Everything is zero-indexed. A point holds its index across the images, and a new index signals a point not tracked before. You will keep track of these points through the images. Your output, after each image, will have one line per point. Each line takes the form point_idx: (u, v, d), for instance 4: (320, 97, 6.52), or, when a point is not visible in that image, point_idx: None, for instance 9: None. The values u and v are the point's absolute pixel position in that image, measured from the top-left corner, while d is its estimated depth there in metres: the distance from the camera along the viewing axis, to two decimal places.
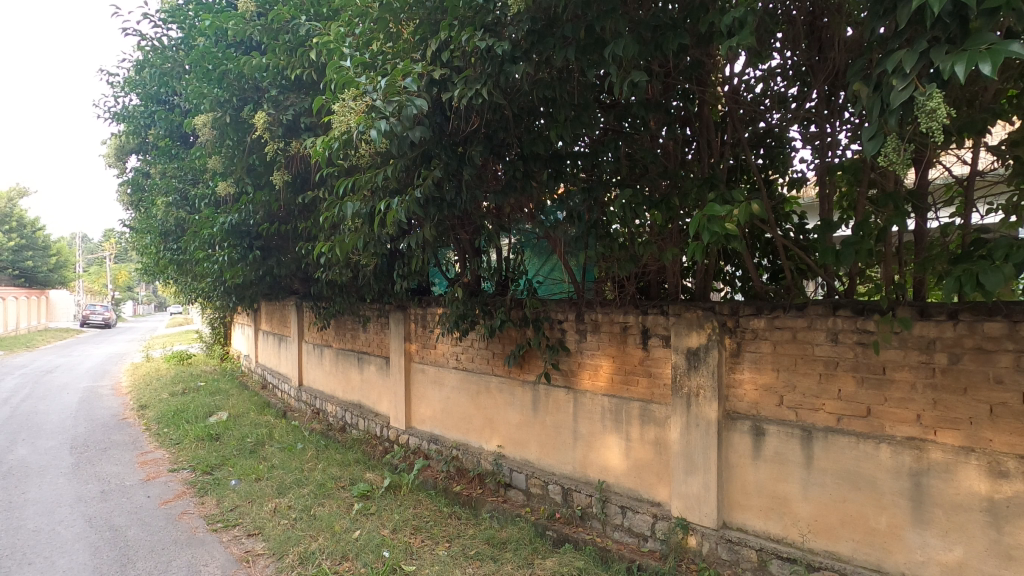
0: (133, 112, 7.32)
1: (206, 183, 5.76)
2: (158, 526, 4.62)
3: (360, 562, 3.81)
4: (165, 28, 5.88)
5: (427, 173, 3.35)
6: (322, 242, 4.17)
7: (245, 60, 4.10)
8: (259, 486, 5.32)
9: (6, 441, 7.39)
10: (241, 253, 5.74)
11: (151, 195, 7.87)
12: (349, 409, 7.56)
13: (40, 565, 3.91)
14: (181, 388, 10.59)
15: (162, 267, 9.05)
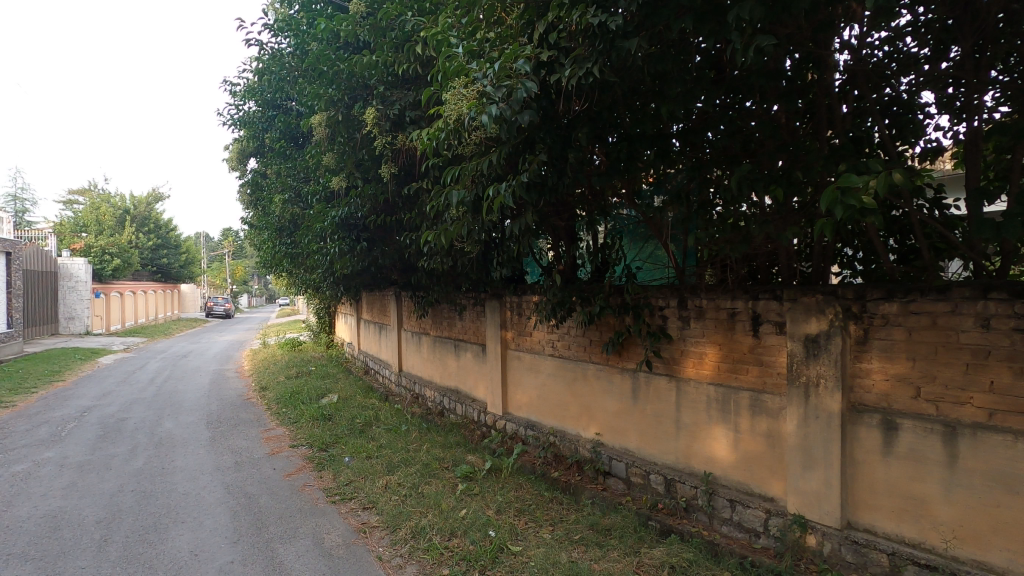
0: (252, 118, 7.98)
1: (319, 181, 6.16)
2: (284, 495, 5.06)
3: (468, 539, 3.94)
4: (281, 37, 6.33)
5: (530, 159, 3.37)
6: (429, 232, 4.33)
7: (356, 60, 4.33)
8: (371, 463, 5.67)
9: (156, 416, 8.40)
10: (350, 244, 6.14)
11: (268, 194, 8.55)
12: (447, 394, 7.84)
13: (191, 524, 4.41)
14: (295, 371, 11.49)
15: (278, 261, 9.83)
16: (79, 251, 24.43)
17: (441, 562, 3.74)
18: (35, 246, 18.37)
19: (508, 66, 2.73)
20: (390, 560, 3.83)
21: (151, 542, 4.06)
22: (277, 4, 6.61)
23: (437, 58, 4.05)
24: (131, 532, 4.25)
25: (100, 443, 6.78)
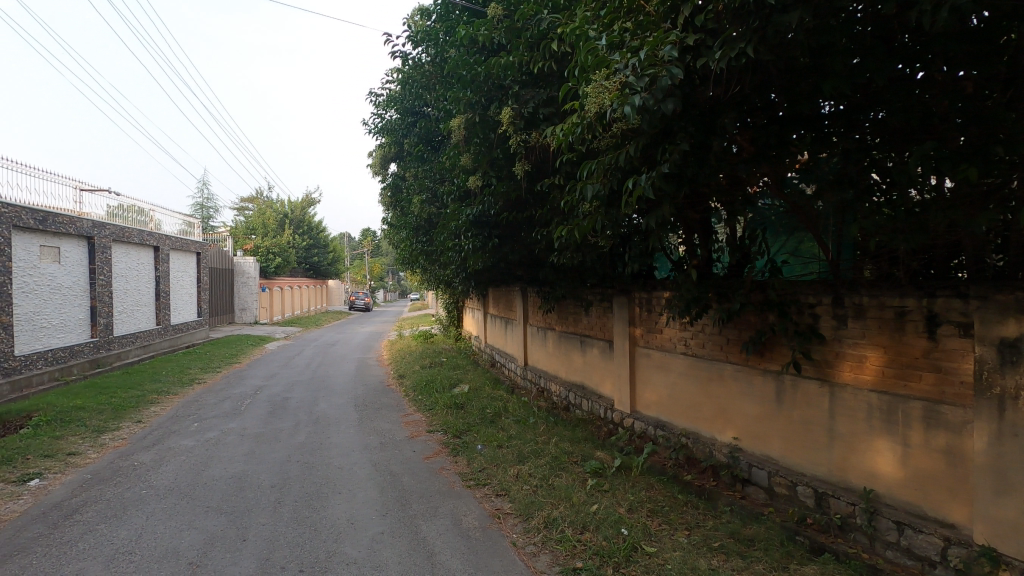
0: (393, 126, 8.61)
1: (454, 181, 6.48)
2: (424, 476, 5.42)
3: (601, 535, 3.93)
4: (421, 47, 6.76)
5: (668, 149, 3.27)
6: (561, 227, 4.37)
7: (493, 62, 4.49)
8: (502, 452, 5.88)
9: (313, 397, 9.43)
10: (482, 241, 6.40)
11: (406, 196, 9.18)
12: (572, 389, 7.86)
13: (347, 495, 4.89)
14: (428, 362, 12.22)
15: (413, 258, 10.52)
16: (249, 251, 28.13)
17: (575, 554, 3.77)
18: (217, 246, 21.46)
19: (654, 54, 2.68)
20: (524, 547, 3.94)
21: (315, 508, 4.57)
22: (418, 17, 7.07)
23: (572, 53, 4.08)
24: (299, 497, 4.82)
25: (270, 418, 7.77)
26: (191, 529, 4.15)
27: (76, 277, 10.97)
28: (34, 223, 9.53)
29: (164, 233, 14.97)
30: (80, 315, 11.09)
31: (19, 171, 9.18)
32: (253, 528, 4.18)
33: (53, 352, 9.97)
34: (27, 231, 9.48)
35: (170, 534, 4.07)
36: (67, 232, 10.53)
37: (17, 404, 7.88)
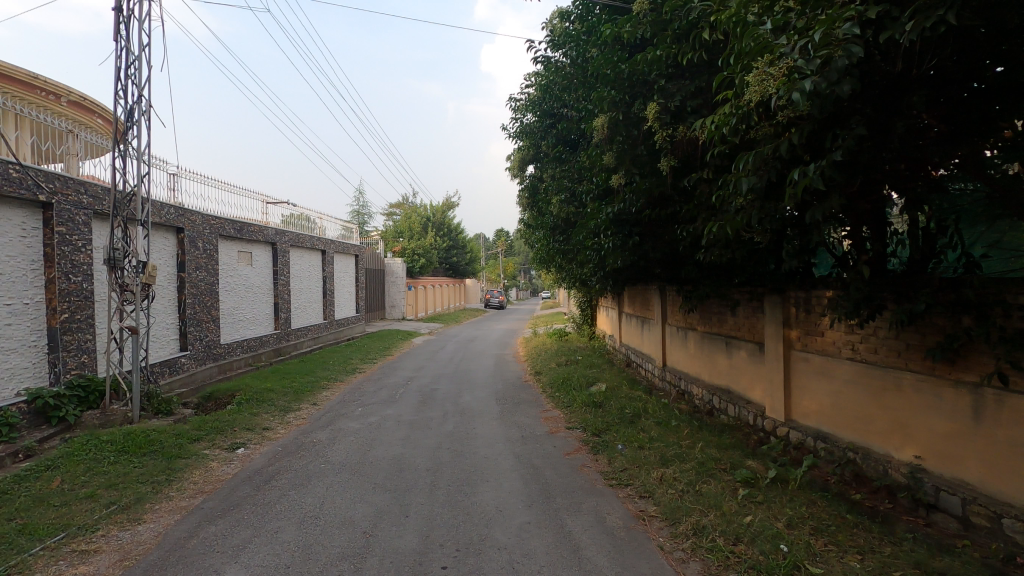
0: (532, 129, 8.87)
1: (594, 179, 6.50)
2: (566, 472, 5.52)
3: (757, 549, 3.71)
4: (561, 50, 6.89)
5: (839, 135, 3.01)
6: (711, 223, 4.20)
7: (639, 58, 4.45)
8: (644, 453, 5.78)
9: (457, 389, 10.03)
10: (622, 239, 6.36)
11: (543, 196, 9.40)
12: (717, 393, 7.47)
13: (494, 483, 5.15)
14: (563, 359, 12.37)
15: (550, 257, 10.73)
16: (398, 252, 30.60)
17: (728, 566, 3.61)
18: (372, 249, 23.63)
19: (829, 33, 2.51)
20: (672, 552, 3.85)
21: (466, 493, 4.88)
22: (557, 21, 7.22)
23: (724, 40, 3.92)
24: (451, 482, 5.18)
25: (421, 407, 8.41)
26: (363, 502, 4.66)
27: (264, 277, 12.80)
28: (234, 232, 11.30)
29: (330, 238, 16.88)
30: (267, 311, 12.92)
31: (223, 189, 10.95)
32: (414, 506, 4.58)
33: (248, 342, 11.75)
34: (229, 239, 11.27)
35: (346, 505, 4.60)
36: (258, 239, 12.33)
37: (224, 384, 9.43)
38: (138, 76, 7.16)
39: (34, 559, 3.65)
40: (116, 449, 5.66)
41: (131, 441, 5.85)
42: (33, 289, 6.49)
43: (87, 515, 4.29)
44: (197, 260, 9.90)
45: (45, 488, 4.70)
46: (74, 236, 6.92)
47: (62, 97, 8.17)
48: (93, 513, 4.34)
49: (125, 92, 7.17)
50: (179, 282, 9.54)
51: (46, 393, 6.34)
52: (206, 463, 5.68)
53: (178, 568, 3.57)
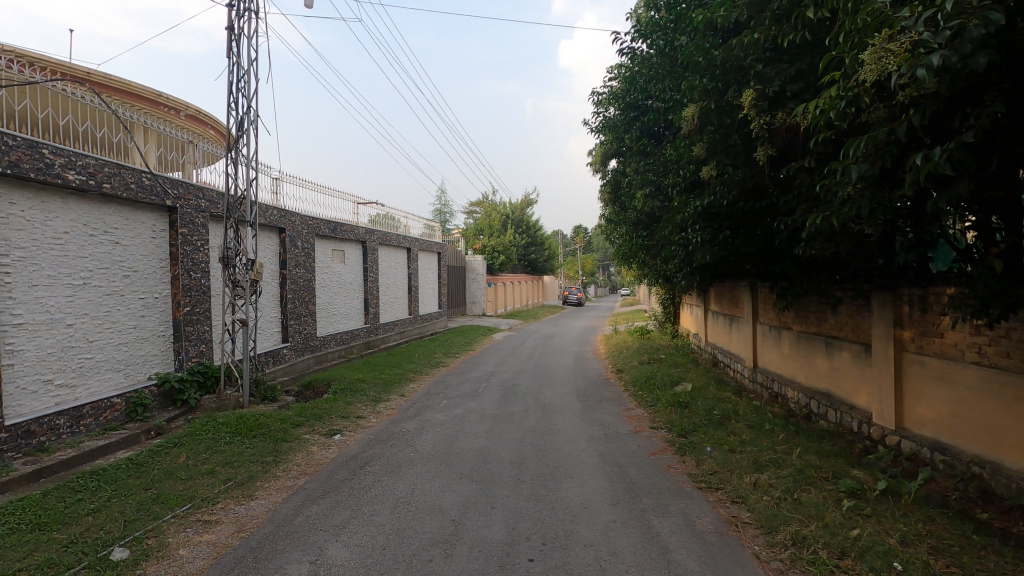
0: (615, 122, 8.71)
1: (681, 172, 6.28)
2: (652, 472, 5.40)
3: (865, 565, 3.44)
4: (648, 39, 6.71)
5: (970, 113, 2.72)
6: (813, 214, 3.93)
7: (735, 43, 4.26)
8: (735, 457, 5.53)
9: (538, 385, 10.09)
10: (712, 233, 6.12)
11: (625, 191, 9.22)
12: (815, 396, 7.00)
13: (578, 480, 5.13)
14: (646, 358, 12.08)
15: (632, 253, 10.51)
16: (478, 250, 31.19)
17: None
18: (453, 246, 24.20)
19: (963, 1, 2.28)
20: (769, 562, 3.66)
21: (551, 488, 4.89)
22: (644, 10, 7.05)
23: (831, 17, 3.66)
24: (535, 476, 5.22)
25: (503, 402, 8.54)
26: (451, 491, 4.81)
27: (355, 274, 13.50)
28: (329, 231, 12.00)
29: (414, 236, 17.49)
30: (358, 306, 13.63)
31: (319, 191, 11.65)
32: (499, 498, 4.66)
33: (341, 335, 12.45)
34: (324, 238, 11.98)
35: (435, 493, 4.77)
36: (349, 237, 13.02)
37: (321, 374, 10.06)
38: (248, 88, 7.78)
39: (167, 525, 4.09)
40: (231, 430, 6.21)
41: (243, 424, 6.39)
42: (161, 285, 7.24)
43: (208, 489, 4.74)
44: (296, 258, 10.62)
45: (174, 462, 5.25)
46: (195, 236, 7.64)
47: (182, 111, 9.02)
48: (213, 488, 4.79)
49: (237, 104, 7.81)
50: (281, 278, 10.28)
51: (172, 377, 7.07)
52: (308, 447, 6.10)
53: (287, 542, 3.87)
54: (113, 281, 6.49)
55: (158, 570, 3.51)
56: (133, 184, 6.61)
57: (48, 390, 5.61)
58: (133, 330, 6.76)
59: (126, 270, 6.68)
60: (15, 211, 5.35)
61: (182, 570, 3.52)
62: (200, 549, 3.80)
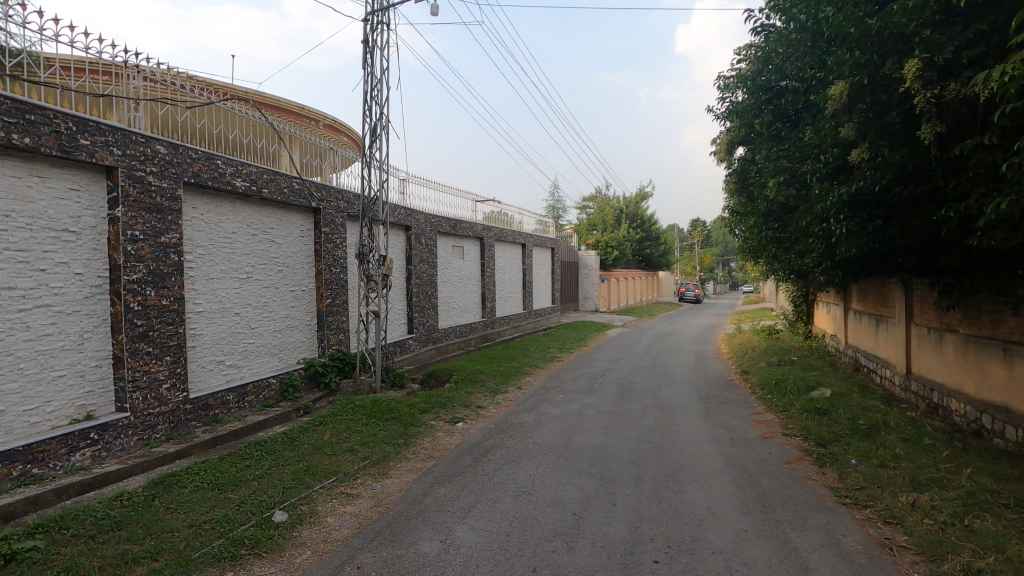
0: (744, 106, 8.15)
1: (824, 157, 5.73)
2: (787, 482, 5.01)
3: None
4: (789, 13, 6.20)
5: None
6: (995, 197, 3.39)
7: (897, 8, 3.80)
8: (887, 473, 4.96)
9: (656, 384, 9.79)
10: (860, 224, 5.52)
11: (755, 180, 8.59)
12: (988, 410, 6.04)
13: (703, 484, 4.91)
14: (775, 359, 11.22)
15: (760, 247, 9.79)
16: (591, 245, 30.92)
17: None
18: (567, 242, 24.12)
19: None
20: None
21: (673, 490, 4.73)
22: None
23: None
24: (657, 476, 5.08)
25: (620, 399, 8.40)
26: (570, 485, 4.83)
27: (473, 269, 14.00)
28: (450, 228, 12.55)
29: (529, 232, 17.73)
30: (475, 300, 14.14)
31: (441, 190, 12.23)
32: (620, 496, 4.60)
33: (460, 327, 13.00)
34: (445, 235, 12.56)
35: (555, 486, 4.82)
36: (468, 234, 13.52)
37: (443, 364, 10.59)
38: (380, 96, 8.37)
39: (316, 494, 4.56)
40: (366, 413, 6.75)
41: (377, 407, 6.92)
42: (307, 279, 8.04)
43: (350, 465, 5.21)
44: (421, 254, 11.25)
45: (320, 439, 5.82)
46: (334, 235, 8.39)
47: (321, 121, 9.88)
48: (354, 465, 5.24)
49: (370, 112, 8.43)
50: (407, 273, 10.95)
51: (316, 362, 7.84)
52: (434, 433, 6.46)
53: (419, 520, 4.13)
54: (271, 275, 7.33)
55: (311, 534, 3.92)
56: (286, 189, 7.39)
57: (221, 370, 6.48)
58: (286, 319, 7.59)
59: (280, 265, 7.50)
60: (197, 214, 6.22)
61: (331, 536, 3.90)
62: (345, 519, 4.18)
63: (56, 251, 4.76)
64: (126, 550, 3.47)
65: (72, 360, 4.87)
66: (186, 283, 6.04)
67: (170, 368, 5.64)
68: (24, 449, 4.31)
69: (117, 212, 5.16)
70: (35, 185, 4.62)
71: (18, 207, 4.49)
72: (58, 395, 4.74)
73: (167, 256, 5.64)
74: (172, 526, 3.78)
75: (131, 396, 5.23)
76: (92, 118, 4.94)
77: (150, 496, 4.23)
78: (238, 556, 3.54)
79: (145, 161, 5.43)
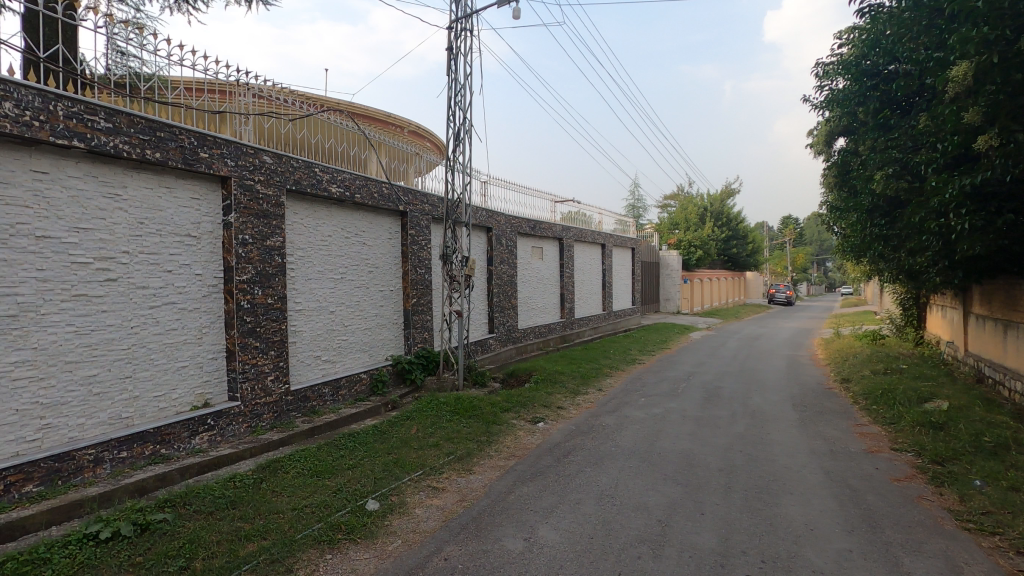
0: (847, 93, 7.56)
1: (942, 145, 5.20)
2: (897, 501, 4.60)
3: None
4: None
5: None
6: None
7: None
8: (1019, 498, 4.41)
9: (745, 389, 9.33)
10: (987, 219, 4.97)
11: (858, 173, 7.96)
12: None
13: (800, 498, 4.61)
14: (880, 366, 10.33)
15: (863, 245, 9.05)
16: (673, 245, 29.98)
17: None
18: (648, 242, 23.53)
19: None
20: None
21: (767, 503, 4.48)
22: None
23: None
24: (748, 487, 4.84)
25: (706, 404, 8.08)
26: (655, 491, 4.72)
27: (552, 270, 14.01)
28: (529, 229, 12.63)
29: (608, 232, 17.47)
30: (554, 300, 14.13)
31: (521, 192, 12.34)
32: (708, 505, 4.42)
33: (539, 328, 13.06)
34: (525, 236, 12.65)
35: (639, 491, 4.72)
36: (548, 235, 13.55)
37: (523, 364, 10.69)
38: (463, 101, 8.57)
39: (405, 486, 4.75)
40: (450, 410, 6.94)
41: (460, 405, 7.10)
42: (395, 280, 8.40)
43: (435, 460, 5.38)
44: (501, 255, 11.41)
45: (408, 433, 6.06)
46: (420, 237, 8.71)
47: (405, 127, 10.26)
48: (439, 459, 5.40)
49: (454, 117, 8.66)
50: (488, 274, 11.14)
51: (403, 359, 8.17)
52: (515, 432, 6.53)
53: (502, 517, 4.19)
54: (362, 276, 7.73)
55: (401, 524, 4.09)
56: (376, 194, 7.76)
57: (318, 364, 6.91)
58: (376, 317, 7.97)
59: (371, 266, 7.89)
60: (298, 219, 6.68)
61: (419, 527, 4.05)
62: (433, 511, 4.33)
63: (181, 254, 5.29)
64: (240, 527, 3.79)
65: (193, 353, 5.38)
66: (288, 283, 6.50)
67: (274, 361, 6.09)
68: (154, 431, 4.83)
69: (230, 218, 5.65)
70: (164, 195, 5.15)
71: (151, 215, 5.03)
72: (181, 384, 5.25)
73: (272, 258, 6.11)
74: (277, 508, 4.08)
75: (242, 387, 5.70)
76: (210, 133, 5.44)
77: (259, 479, 4.60)
78: (335, 540, 3.76)
79: (254, 171, 5.91)
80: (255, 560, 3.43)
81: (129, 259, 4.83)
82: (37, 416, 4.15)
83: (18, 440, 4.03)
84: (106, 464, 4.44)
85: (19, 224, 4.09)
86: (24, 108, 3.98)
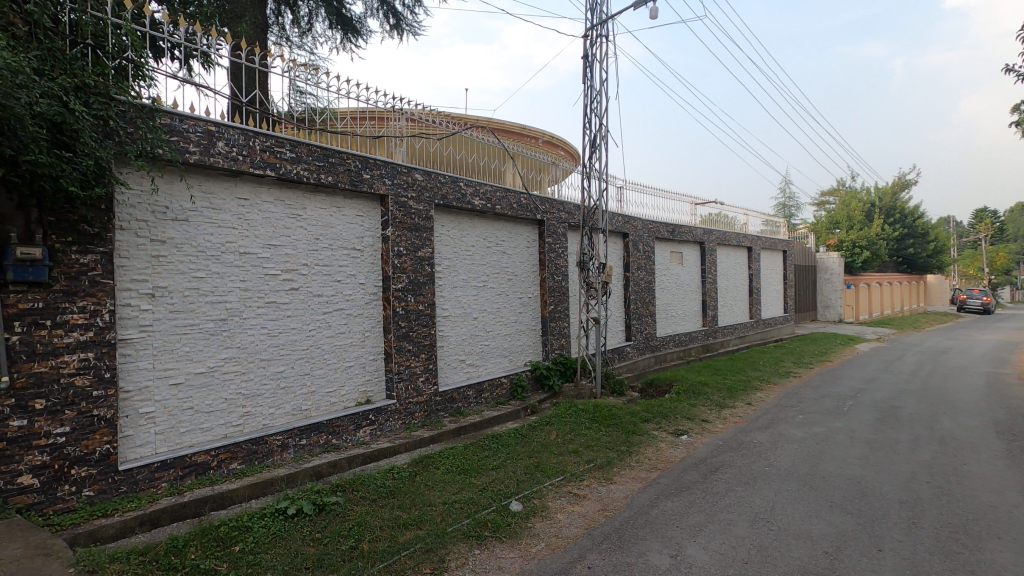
0: None
1: None
2: None
3: None
4: None
5: None
6: None
7: None
8: None
9: (931, 410, 8.04)
10: None
11: None
12: None
13: (1012, 544, 3.85)
14: None
15: None
16: (833, 246, 27.00)
17: None
18: (802, 244, 21.45)
19: None
20: None
21: (967, 545, 3.81)
22: None
23: None
24: (939, 524, 4.16)
25: (881, 426, 7.11)
26: (821, 519, 4.25)
27: (693, 276, 13.36)
28: (668, 234, 12.18)
29: (755, 234, 16.21)
30: (696, 307, 13.46)
31: (659, 195, 11.95)
32: (888, 541, 3.88)
33: (680, 336, 12.50)
34: (663, 240, 12.23)
35: (801, 517, 4.29)
36: (687, 239, 12.96)
37: (663, 373, 10.31)
38: (598, 107, 8.56)
39: (547, 490, 4.83)
40: (589, 417, 6.91)
41: (599, 412, 7.05)
42: (533, 287, 8.61)
43: (576, 466, 5.39)
44: (638, 260, 11.14)
45: (547, 438, 6.16)
46: (557, 244, 8.82)
47: (540, 138, 10.49)
48: (579, 466, 5.40)
49: (590, 124, 8.68)
50: (625, 280, 10.94)
51: (542, 365, 8.32)
52: (657, 443, 6.31)
53: (646, 531, 4.06)
54: (502, 283, 8.03)
55: (543, 527, 4.16)
56: (515, 204, 8.04)
57: (462, 367, 7.30)
58: (515, 323, 8.22)
59: (510, 274, 8.17)
60: (445, 231, 7.15)
61: (562, 532, 4.07)
62: (574, 517, 4.34)
63: (348, 266, 5.93)
64: (399, 515, 4.13)
65: (358, 354, 5.99)
66: (436, 291, 6.97)
67: (425, 364, 6.56)
68: (327, 423, 5.45)
69: (388, 232, 6.22)
70: (335, 214, 5.82)
71: (324, 231, 5.70)
72: (348, 381, 5.87)
73: (423, 268, 6.60)
74: (430, 500, 4.38)
75: (398, 386, 6.22)
76: (371, 156, 6.04)
77: (414, 472, 4.98)
78: (482, 536, 3.93)
79: (407, 188, 6.45)
80: (413, 547, 3.71)
81: (308, 270, 5.53)
82: (239, 404, 4.91)
83: (226, 424, 4.80)
84: (290, 449, 5.11)
85: (228, 243, 4.87)
86: (232, 146, 4.76)
